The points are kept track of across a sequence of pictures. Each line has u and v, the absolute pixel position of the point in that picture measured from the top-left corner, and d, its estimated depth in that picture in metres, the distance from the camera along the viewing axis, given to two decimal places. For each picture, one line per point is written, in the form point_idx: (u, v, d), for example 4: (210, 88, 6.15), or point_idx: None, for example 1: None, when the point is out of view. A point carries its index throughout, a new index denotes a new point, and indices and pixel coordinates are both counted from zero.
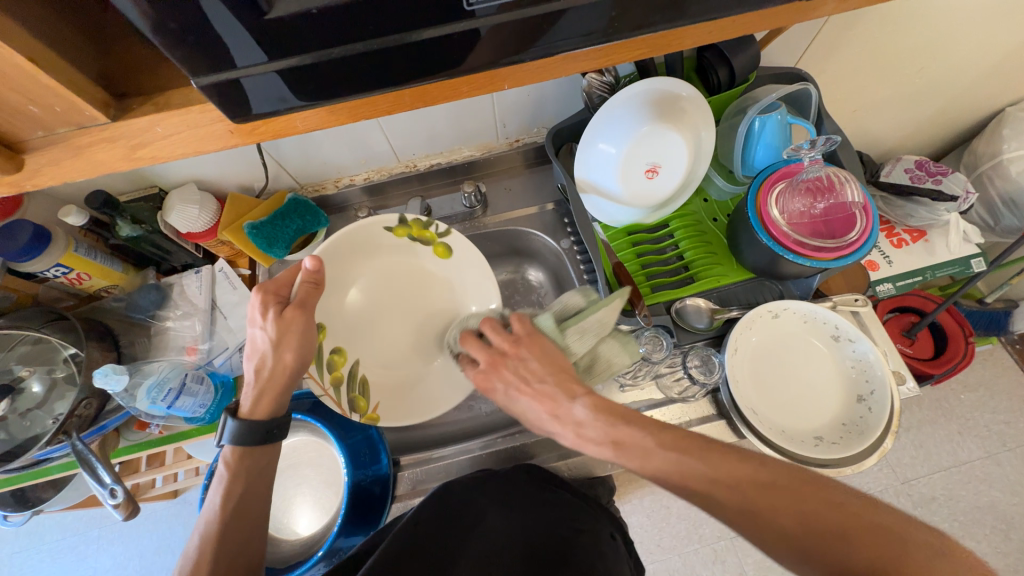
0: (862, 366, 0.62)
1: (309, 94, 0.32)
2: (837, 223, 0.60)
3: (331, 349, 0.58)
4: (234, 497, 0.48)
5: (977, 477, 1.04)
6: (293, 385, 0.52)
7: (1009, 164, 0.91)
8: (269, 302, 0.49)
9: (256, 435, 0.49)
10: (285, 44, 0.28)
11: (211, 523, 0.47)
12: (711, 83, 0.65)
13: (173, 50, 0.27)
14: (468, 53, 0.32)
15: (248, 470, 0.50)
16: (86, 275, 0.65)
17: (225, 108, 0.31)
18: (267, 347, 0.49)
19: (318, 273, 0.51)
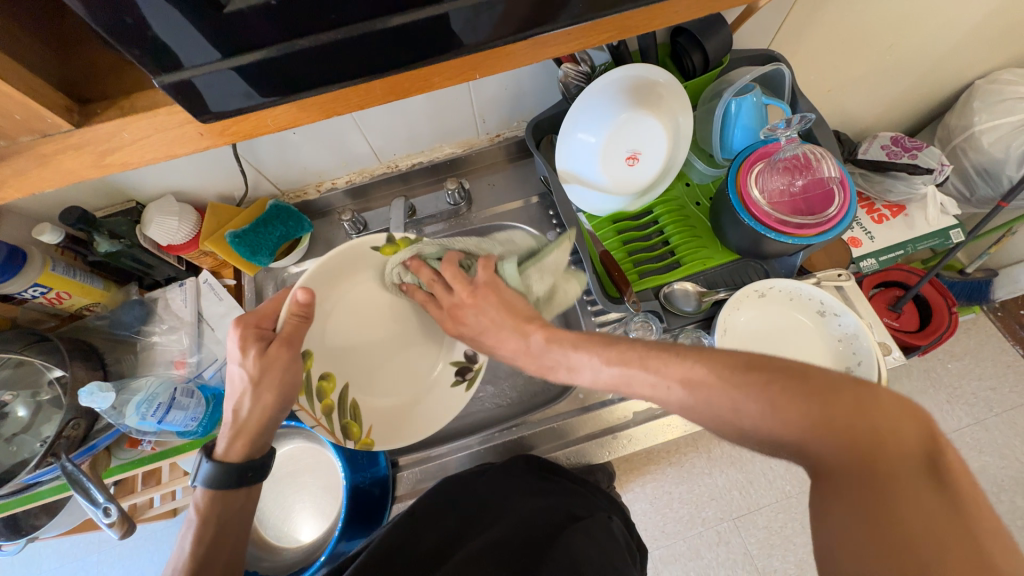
0: (849, 338, 0.63)
1: (277, 91, 0.32)
2: (816, 199, 0.61)
3: (321, 375, 0.55)
4: (208, 537, 0.47)
5: (967, 443, 1.06)
6: (273, 425, 0.51)
7: (981, 136, 0.93)
8: (249, 339, 0.48)
9: (230, 477, 0.48)
10: (246, 39, 0.28)
11: (182, 564, 0.46)
12: (686, 68, 0.65)
13: (132, 49, 0.26)
14: (436, 42, 0.32)
15: (221, 513, 0.48)
16: (66, 294, 0.64)
17: (191, 109, 0.31)
18: (245, 384, 0.48)
19: (310, 307, 0.50)
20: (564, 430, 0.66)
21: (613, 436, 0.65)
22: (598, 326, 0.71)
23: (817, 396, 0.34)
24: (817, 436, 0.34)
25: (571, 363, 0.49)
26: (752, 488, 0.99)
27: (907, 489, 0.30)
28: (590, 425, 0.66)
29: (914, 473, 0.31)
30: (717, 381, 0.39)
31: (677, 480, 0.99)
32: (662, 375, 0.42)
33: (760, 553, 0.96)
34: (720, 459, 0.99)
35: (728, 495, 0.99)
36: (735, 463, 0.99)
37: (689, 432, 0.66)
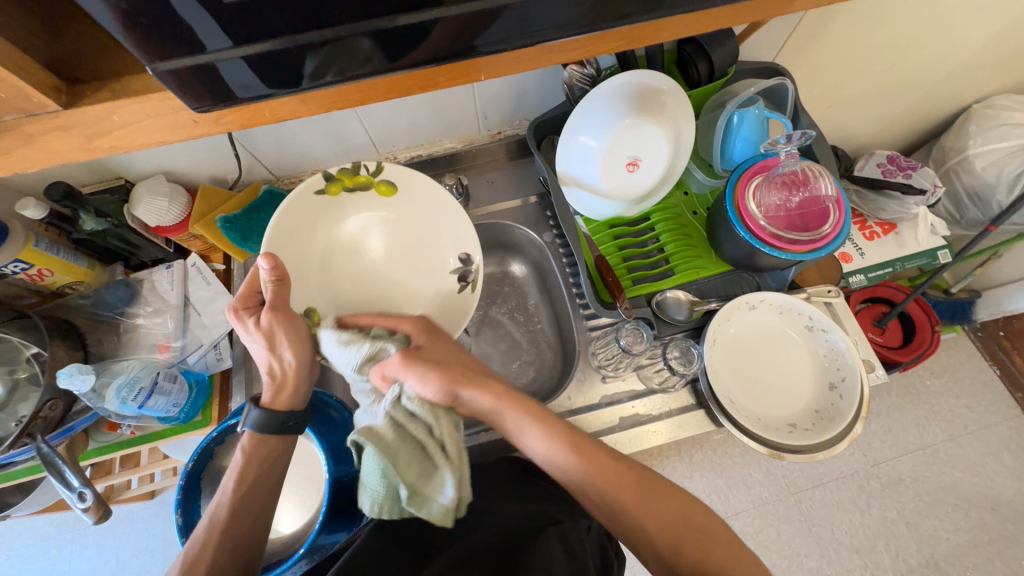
0: (834, 355, 0.64)
1: (276, 82, 0.31)
2: (811, 215, 0.61)
3: (331, 324, 0.61)
4: (247, 482, 0.47)
5: (941, 458, 1.09)
6: (310, 376, 0.53)
7: (974, 160, 0.94)
8: (244, 316, 0.50)
9: (274, 423, 0.49)
10: (249, 30, 0.27)
11: (224, 507, 0.46)
12: (691, 76, 0.65)
13: (130, 33, 0.26)
14: (443, 40, 0.32)
15: (263, 458, 0.49)
16: (48, 271, 0.62)
17: (186, 95, 0.30)
18: (266, 354, 0.50)
19: (279, 270, 0.49)
20: None
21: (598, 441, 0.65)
22: (590, 330, 0.71)
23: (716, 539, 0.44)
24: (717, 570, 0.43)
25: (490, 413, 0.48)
26: (730, 493, 1.01)
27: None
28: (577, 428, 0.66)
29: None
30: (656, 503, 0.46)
31: None
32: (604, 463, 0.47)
33: None
34: (701, 463, 1.00)
35: (707, 499, 1.00)
36: (716, 468, 1.00)
37: (673, 439, 0.66)
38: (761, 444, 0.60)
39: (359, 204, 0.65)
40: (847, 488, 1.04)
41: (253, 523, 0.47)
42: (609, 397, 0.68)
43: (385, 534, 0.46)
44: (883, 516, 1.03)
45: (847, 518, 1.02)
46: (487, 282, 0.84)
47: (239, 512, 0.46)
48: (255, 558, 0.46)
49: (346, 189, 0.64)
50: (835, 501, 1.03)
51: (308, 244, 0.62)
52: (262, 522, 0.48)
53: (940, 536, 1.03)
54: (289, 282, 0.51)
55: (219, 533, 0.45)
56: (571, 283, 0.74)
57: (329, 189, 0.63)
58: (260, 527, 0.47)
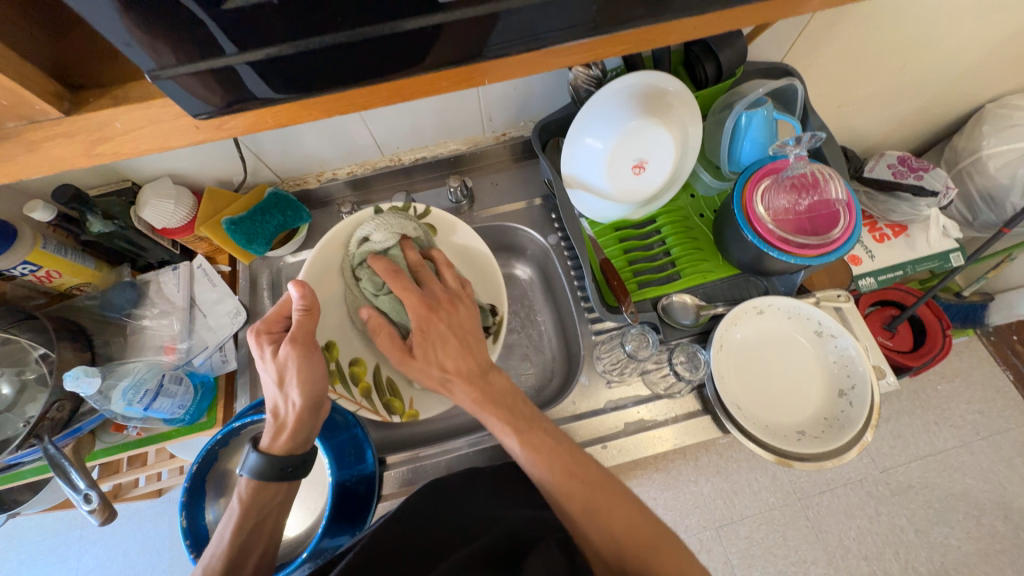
0: (844, 362, 0.63)
1: (277, 88, 0.31)
2: (821, 219, 0.59)
3: (351, 361, 0.60)
4: (246, 529, 0.47)
5: (952, 465, 1.07)
6: (314, 420, 0.51)
7: (987, 161, 0.92)
8: (264, 342, 0.49)
9: (271, 470, 0.48)
10: (250, 36, 0.27)
11: (219, 554, 0.46)
12: (698, 78, 0.64)
13: (129, 40, 0.26)
14: (447, 45, 0.31)
15: (263, 505, 0.48)
16: (56, 273, 0.63)
17: (189, 101, 0.30)
18: (274, 388, 0.49)
19: (308, 299, 0.49)
20: None
21: (602, 446, 0.65)
22: (594, 335, 0.70)
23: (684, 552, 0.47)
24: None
25: (447, 388, 0.53)
26: (736, 497, 1.00)
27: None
28: (581, 432, 0.66)
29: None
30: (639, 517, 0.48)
31: (663, 486, 0.99)
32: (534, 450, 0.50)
33: (740, 562, 0.99)
34: (707, 467, 0.98)
35: (713, 503, 0.99)
36: (722, 473, 0.99)
37: (679, 446, 0.65)
38: (769, 452, 0.59)
39: None
40: (855, 494, 1.03)
41: (260, 559, 0.48)
42: (613, 403, 0.67)
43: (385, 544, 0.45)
44: (892, 523, 1.02)
45: (855, 525, 1.01)
46: None
47: (243, 555, 0.46)
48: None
49: None
50: (842, 508, 1.02)
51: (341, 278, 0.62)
52: (265, 562, 0.48)
53: (951, 544, 1.01)
54: (317, 314, 0.50)
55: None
56: (576, 287, 0.74)
57: None
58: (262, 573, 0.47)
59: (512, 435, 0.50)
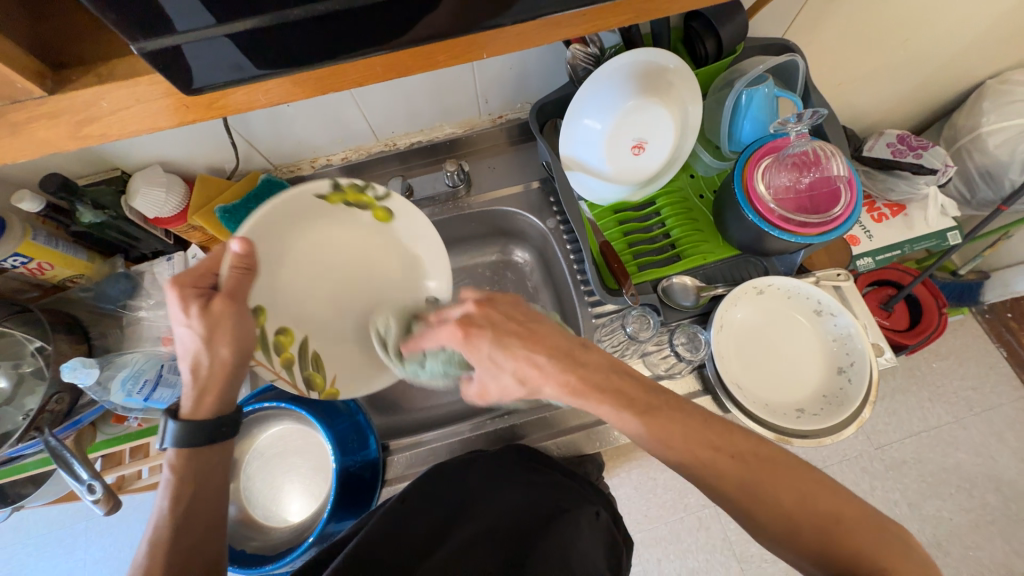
0: (842, 339, 0.63)
1: (266, 62, 0.30)
2: (821, 197, 0.59)
3: (278, 329, 0.55)
4: (183, 498, 0.48)
5: (945, 440, 1.09)
6: (240, 377, 0.51)
7: (987, 138, 0.92)
8: (189, 297, 0.47)
9: (201, 434, 0.49)
10: (236, 4, 0.26)
11: (164, 522, 0.46)
12: (698, 54, 0.63)
13: (110, 12, 0.24)
14: (441, 16, 0.30)
15: (196, 473, 0.49)
16: (47, 265, 0.62)
17: (174, 78, 0.29)
18: (199, 345, 0.48)
19: (248, 258, 0.48)
20: (555, 419, 0.66)
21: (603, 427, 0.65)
22: (595, 318, 0.70)
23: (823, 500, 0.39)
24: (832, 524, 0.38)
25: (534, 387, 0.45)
26: None
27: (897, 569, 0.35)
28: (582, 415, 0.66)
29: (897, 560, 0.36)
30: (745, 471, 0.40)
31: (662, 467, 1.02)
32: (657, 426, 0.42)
33: (737, 538, 1.00)
34: None
35: None
36: None
37: None
38: (769, 430, 0.59)
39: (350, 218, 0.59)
40: (850, 470, 1.05)
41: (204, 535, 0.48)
42: None
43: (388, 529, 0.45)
44: (886, 497, 1.04)
45: None
46: (490, 270, 0.84)
47: (186, 525, 0.47)
48: (215, 567, 0.47)
49: (344, 202, 0.58)
50: None
51: (282, 248, 0.56)
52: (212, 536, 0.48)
53: (943, 517, 1.04)
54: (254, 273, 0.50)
55: (163, 554, 0.45)
56: (575, 270, 0.73)
57: (329, 199, 0.57)
58: (213, 537, 0.48)
59: (634, 416, 0.43)
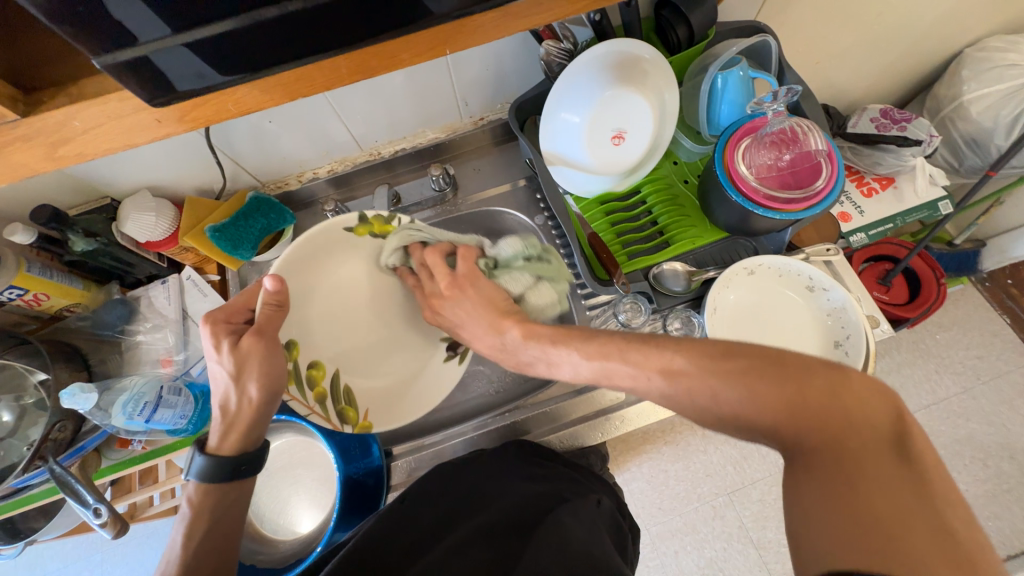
0: (837, 313, 0.63)
1: (228, 67, 0.31)
2: (804, 172, 0.60)
3: (309, 364, 0.55)
4: (200, 531, 0.47)
5: (955, 411, 1.08)
6: (267, 414, 0.51)
7: (969, 106, 0.92)
8: (222, 334, 0.47)
9: (223, 469, 0.48)
10: (192, 9, 0.27)
11: (175, 558, 0.45)
12: (671, 42, 0.63)
13: (67, 27, 0.25)
14: (398, 12, 0.31)
15: (211, 509, 0.48)
16: (44, 295, 0.62)
17: (140, 90, 0.30)
18: (228, 381, 0.47)
19: (281, 294, 0.49)
20: (559, 412, 0.65)
21: (606, 418, 0.65)
22: (588, 310, 0.71)
23: (796, 380, 0.33)
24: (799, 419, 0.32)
25: (543, 356, 0.48)
26: (746, 463, 1.01)
27: (880, 464, 0.29)
28: (584, 407, 0.66)
29: (883, 452, 0.29)
30: (695, 369, 0.36)
31: (673, 458, 1.02)
32: (641, 366, 0.39)
33: (754, 525, 0.99)
34: (715, 435, 1.01)
35: (723, 470, 1.01)
36: (730, 440, 1.02)
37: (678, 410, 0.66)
38: None
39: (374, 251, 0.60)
40: None
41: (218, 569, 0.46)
42: None
43: (385, 533, 0.46)
44: None
45: None
46: None
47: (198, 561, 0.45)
48: None
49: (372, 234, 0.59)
50: None
51: (313, 278, 0.56)
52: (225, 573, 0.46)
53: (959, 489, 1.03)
54: (286, 309, 0.50)
55: None
56: (566, 264, 0.74)
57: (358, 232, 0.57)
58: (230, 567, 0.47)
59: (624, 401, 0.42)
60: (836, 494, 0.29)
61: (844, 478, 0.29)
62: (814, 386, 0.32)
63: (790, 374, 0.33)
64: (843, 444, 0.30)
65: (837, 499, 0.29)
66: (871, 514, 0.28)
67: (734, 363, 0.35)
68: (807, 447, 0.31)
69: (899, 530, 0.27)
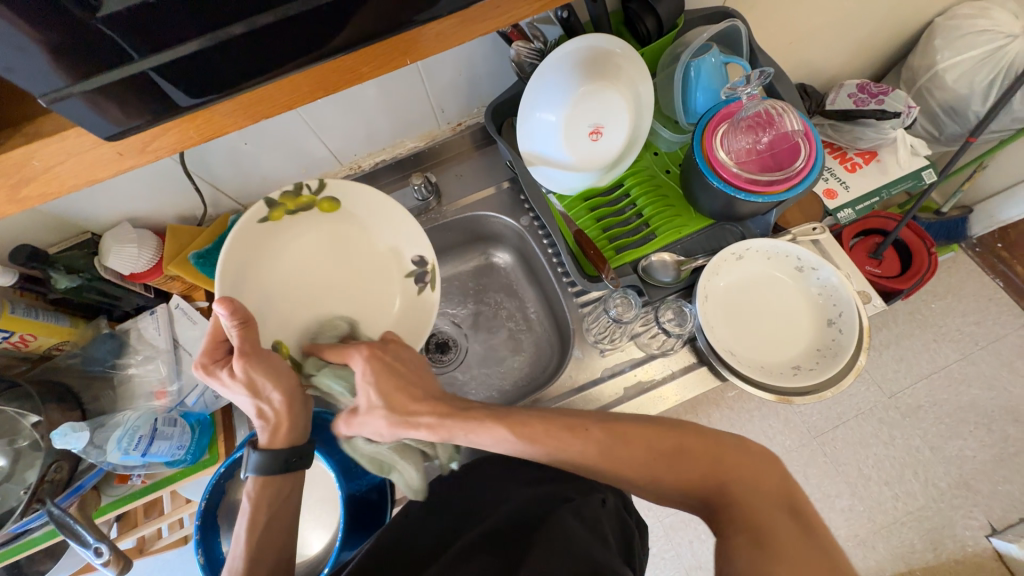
0: (827, 292, 0.63)
1: (189, 93, 0.32)
2: (783, 153, 0.60)
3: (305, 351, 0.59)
4: (263, 521, 0.49)
5: (956, 378, 1.08)
6: (304, 409, 0.52)
7: (945, 74, 0.92)
8: (215, 370, 0.49)
9: (278, 464, 0.50)
10: (145, 36, 0.27)
11: (241, 553, 0.47)
12: (640, 34, 0.63)
13: (13, 64, 0.26)
14: (354, 22, 0.32)
15: (271, 500, 0.50)
16: (31, 336, 0.61)
17: (98, 123, 0.30)
18: (251, 398, 0.49)
19: (238, 312, 0.47)
20: None
21: None
22: (581, 307, 0.70)
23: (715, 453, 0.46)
24: (720, 475, 0.45)
25: None
26: None
27: (772, 507, 0.43)
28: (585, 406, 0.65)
29: (771, 497, 0.44)
30: (629, 424, 0.48)
31: None
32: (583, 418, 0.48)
33: None
34: (720, 422, 1.01)
35: None
36: (735, 424, 1.02)
37: (682, 400, 0.65)
38: (767, 392, 0.60)
39: (305, 224, 0.62)
40: (867, 423, 1.05)
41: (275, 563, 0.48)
42: (610, 369, 0.67)
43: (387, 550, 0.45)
44: (907, 445, 1.04)
45: (872, 452, 1.03)
46: (472, 275, 0.84)
47: (262, 550, 0.48)
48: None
49: (289, 212, 0.60)
50: (857, 438, 1.04)
51: (259, 275, 0.59)
52: (285, 560, 0.49)
53: (966, 456, 1.03)
54: (255, 322, 0.49)
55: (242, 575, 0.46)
56: (555, 263, 0.73)
57: (273, 216, 0.59)
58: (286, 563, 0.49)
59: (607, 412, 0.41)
60: (753, 542, 0.41)
61: (759, 527, 0.42)
62: (725, 454, 0.46)
63: (712, 450, 0.47)
64: (750, 495, 0.44)
65: (752, 542, 0.41)
66: (781, 552, 0.39)
67: (670, 435, 0.47)
68: (720, 497, 0.45)
69: (799, 561, 0.39)
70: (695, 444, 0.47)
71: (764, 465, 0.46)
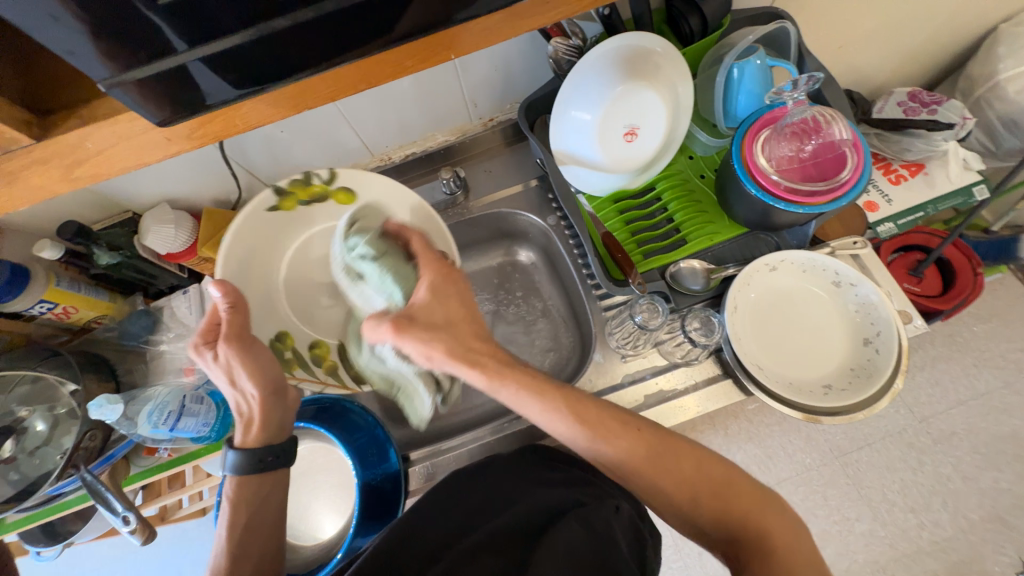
0: (866, 309, 0.60)
1: (234, 81, 0.32)
2: (827, 163, 0.57)
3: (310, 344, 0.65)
4: (239, 525, 0.50)
5: (996, 407, 1.03)
6: (279, 407, 0.54)
7: (1006, 86, 0.87)
8: (203, 349, 0.51)
9: (251, 460, 0.52)
10: (195, 25, 0.28)
11: (224, 548, 0.50)
12: (683, 33, 0.61)
13: (75, 49, 0.26)
14: (398, 16, 0.31)
15: (253, 495, 0.52)
16: (73, 308, 0.64)
17: (147, 108, 0.31)
18: (230, 386, 0.52)
19: (230, 295, 0.50)
20: None
21: None
22: (604, 311, 0.69)
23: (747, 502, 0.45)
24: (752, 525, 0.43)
25: None
26: (771, 462, 0.99)
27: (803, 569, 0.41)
28: None
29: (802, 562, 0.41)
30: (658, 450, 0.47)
31: None
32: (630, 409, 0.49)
33: None
34: (738, 435, 0.98)
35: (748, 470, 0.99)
36: (754, 438, 0.99)
37: (703, 413, 0.64)
38: (796, 410, 0.57)
39: (313, 211, 0.66)
40: (895, 447, 1.00)
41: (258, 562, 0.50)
42: (631, 376, 0.66)
43: (399, 542, 0.46)
44: (937, 473, 0.99)
45: (898, 478, 0.98)
46: (495, 272, 0.83)
47: (243, 549, 0.50)
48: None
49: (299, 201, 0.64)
50: (883, 462, 0.99)
51: (268, 260, 0.64)
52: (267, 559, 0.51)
53: (1001, 488, 0.98)
54: (245, 309, 0.52)
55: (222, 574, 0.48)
56: (580, 264, 0.73)
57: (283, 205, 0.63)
58: (269, 560, 0.51)
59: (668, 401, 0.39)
60: None
61: None
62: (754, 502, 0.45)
63: (748, 498, 0.45)
64: (780, 549, 0.42)
65: None
66: None
67: (702, 471, 0.46)
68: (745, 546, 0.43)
69: None
70: (725, 483, 0.46)
71: (795, 521, 0.44)
